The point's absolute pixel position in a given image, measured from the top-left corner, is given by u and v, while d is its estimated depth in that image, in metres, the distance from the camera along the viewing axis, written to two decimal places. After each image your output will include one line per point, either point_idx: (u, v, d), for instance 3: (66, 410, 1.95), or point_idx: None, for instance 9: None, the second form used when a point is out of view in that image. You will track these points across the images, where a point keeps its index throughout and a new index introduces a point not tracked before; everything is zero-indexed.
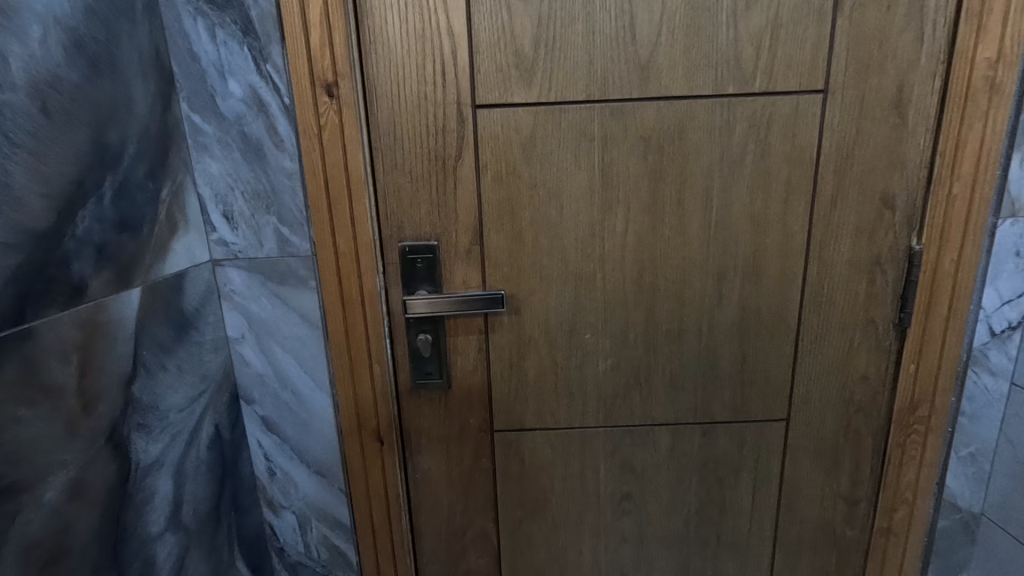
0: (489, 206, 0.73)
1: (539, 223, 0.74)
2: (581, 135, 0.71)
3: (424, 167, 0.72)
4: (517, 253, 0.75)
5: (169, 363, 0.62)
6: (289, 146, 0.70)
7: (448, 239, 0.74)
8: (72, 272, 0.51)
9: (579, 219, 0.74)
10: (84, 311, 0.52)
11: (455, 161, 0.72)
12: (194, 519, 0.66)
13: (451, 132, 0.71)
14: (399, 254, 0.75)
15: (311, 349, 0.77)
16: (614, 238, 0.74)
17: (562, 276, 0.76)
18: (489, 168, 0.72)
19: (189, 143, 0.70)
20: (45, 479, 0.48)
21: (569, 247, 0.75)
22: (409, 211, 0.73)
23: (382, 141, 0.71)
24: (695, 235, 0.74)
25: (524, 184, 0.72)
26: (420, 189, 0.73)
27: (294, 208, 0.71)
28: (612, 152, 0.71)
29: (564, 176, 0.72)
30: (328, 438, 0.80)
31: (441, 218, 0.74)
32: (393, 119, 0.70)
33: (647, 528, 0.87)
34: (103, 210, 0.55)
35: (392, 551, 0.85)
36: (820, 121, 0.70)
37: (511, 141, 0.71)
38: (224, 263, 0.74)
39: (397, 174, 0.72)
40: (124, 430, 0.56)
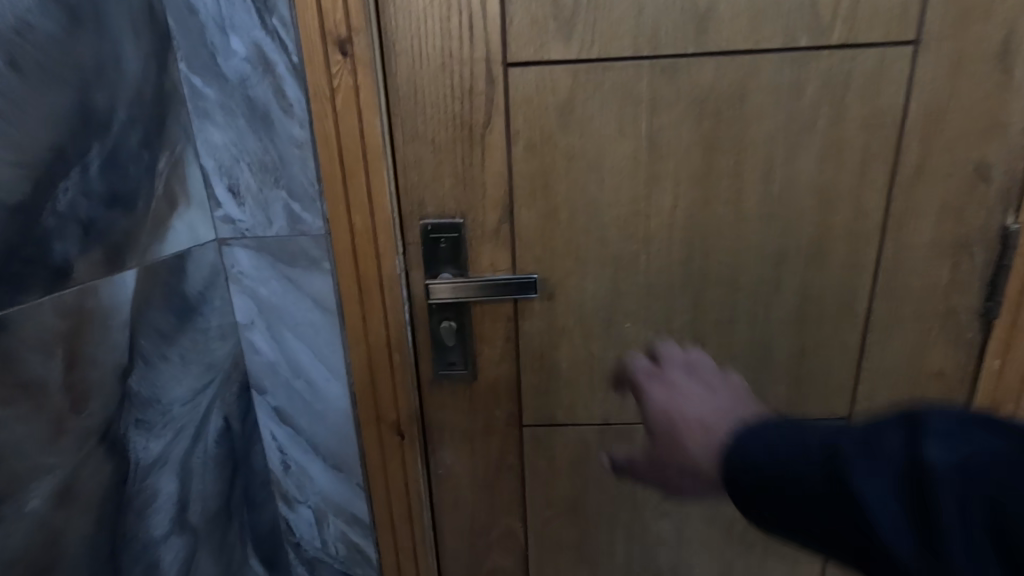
0: (521, 180, 0.65)
1: (576, 199, 0.66)
2: (627, 97, 0.62)
3: (448, 134, 0.64)
4: (551, 232, 0.67)
5: (170, 352, 0.57)
6: (298, 112, 0.63)
7: (474, 216, 0.67)
8: (53, 252, 0.45)
9: (622, 194, 0.65)
10: (70, 296, 0.46)
11: (482, 128, 0.63)
12: (202, 519, 0.62)
13: (478, 94, 0.62)
14: (421, 234, 0.67)
15: (326, 336, 0.71)
16: (661, 215, 0.66)
17: (601, 258, 0.68)
18: (521, 136, 0.64)
19: (189, 109, 0.63)
20: (28, 487, 0.43)
21: (610, 226, 0.67)
22: (431, 185, 0.66)
23: (401, 106, 0.63)
24: (755, 213, 0.65)
25: (560, 154, 0.64)
26: (443, 160, 0.65)
27: (305, 181, 0.65)
28: (662, 117, 0.62)
29: (606, 145, 0.64)
30: (344, 431, 0.75)
31: (467, 193, 0.66)
32: (413, 80, 0.62)
33: (687, 532, 0.80)
34: (89, 182, 0.48)
35: (413, 550, 0.80)
36: (909, 78, 0.60)
37: (546, 105, 0.63)
38: (230, 242, 0.68)
39: (419, 143, 0.64)
40: (119, 427, 0.51)
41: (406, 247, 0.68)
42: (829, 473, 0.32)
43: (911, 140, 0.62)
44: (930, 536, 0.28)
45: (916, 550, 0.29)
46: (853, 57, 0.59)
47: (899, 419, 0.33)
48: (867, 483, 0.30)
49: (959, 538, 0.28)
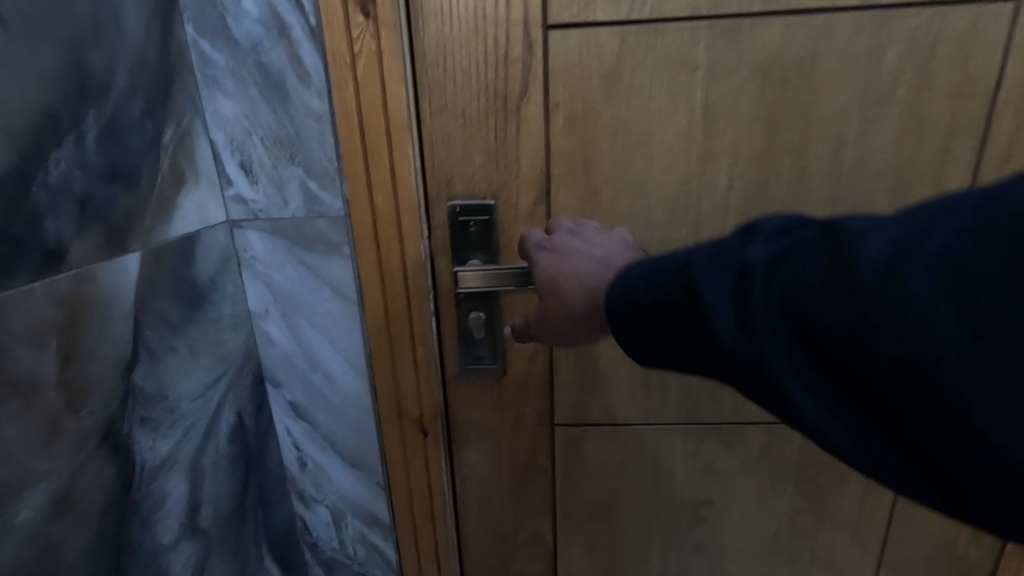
0: (560, 157, 0.59)
1: (620, 178, 0.59)
2: (681, 63, 0.55)
3: (481, 106, 0.58)
4: (591, 215, 0.61)
5: (179, 343, 0.52)
6: (316, 80, 0.57)
7: (507, 197, 0.61)
8: (45, 232, 0.40)
9: (671, 174, 0.59)
10: (64, 283, 0.41)
11: (519, 98, 0.57)
12: (214, 523, 0.57)
13: (514, 61, 0.56)
14: (449, 217, 0.61)
15: (345, 327, 0.65)
16: (715, 197, 0.59)
17: (646, 244, 0.61)
18: (561, 107, 0.57)
19: (198, 78, 0.58)
20: (18, 498, 0.39)
21: (657, 209, 0.60)
22: (461, 162, 0.60)
23: (428, 74, 0.57)
24: (819, 195, 0.59)
25: (603, 128, 0.58)
26: (475, 135, 0.59)
27: (323, 157, 0.59)
28: (719, 87, 0.56)
29: (656, 118, 0.57)
30: (364, 427, 0.70)
31: (500, 172, 0.60)
32: (442, 44, 0.56)
33: (728, 539, 0.75)
34: (85, 153, 0.43)
35: (435, 553, 0.75)
36: (1007, 41, 0.53)
37: (590, 73, 0.56)
38: (243, 224, 0.63)
39: (447, 115, 0.58)
40: (123, 427, 0.46)
41: (432, 231, 0.62)
42: (678, 285, 0.35)
43: (1002, 113, 0.55)
44: (743, 323, 0.32)
45: (738, 337, 0.32)
46: (942, 16, 0.52)
47: (739, 232, 0.36)
48: (704, 283, 0.34)
49: (767, 321, 0.31)
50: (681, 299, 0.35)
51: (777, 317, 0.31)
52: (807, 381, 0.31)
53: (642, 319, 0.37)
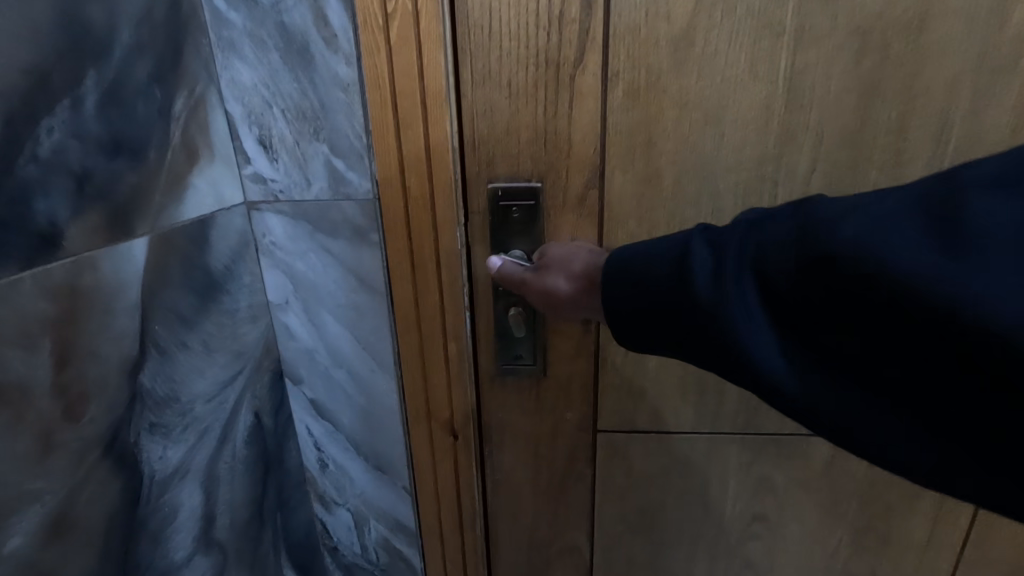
0: (618, 134, 0.52)
1: (686, 160, 0.52)
2: (765, 25, 0.48)
3: (530, 75, 0.51)
4: (651, 201, 0.54)
5: (192, 340, 0.46)
6: (344, 44, 0.50)
7: (555, 180, 0.54)
8: (38, 212, 0.34)
9: (744, 155, 0.52)
10: (60, 272, 0.36)
11: (573, 66, 0.50)
12: (230, 533, 0.53)
13: (570, 22, 0.49)
14: (489, 200, 0.55)
15: (371, 321, 0.60)
16: (793, 183, 0.52)
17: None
18: (621, 77, 0.50)
19: (212, 41, 0.52)
20: (7, 520, 0.33)
21: (725, 195, 0.53)
22: (504, 140, 0.53)
23: (472, 35, 0.50)
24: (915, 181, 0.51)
25: (669, 101, 0.51)
26: (521, 109, 0.52)
27: (350, 132, 0.52)
28: (808, 52, 0.48)
29: (733, 90, 0.50)
30: (390, 429, 0.65)
31: (548, 150, 0.53)
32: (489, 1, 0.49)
33: (781, 558, 0.69)
34: (83, 121, 0.37)
35: (464, 563, 0.70)
36: None
37: (658, 36, 0.49)
38: (260, 205, 0.57)
39: (492, 85, 0.51)
40: (129, 434, 0.41)
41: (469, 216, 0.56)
42: (665, 255, 0.36)
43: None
44: (717, 285, 0.33)
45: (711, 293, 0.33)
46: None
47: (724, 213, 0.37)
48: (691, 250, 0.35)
49: (738, 283, 0.32)
50: (663, 268, 0.36)
51: (746, 281, 0.32)
52: (772, 345, 0.32)
53: (623, 284, 0.38)
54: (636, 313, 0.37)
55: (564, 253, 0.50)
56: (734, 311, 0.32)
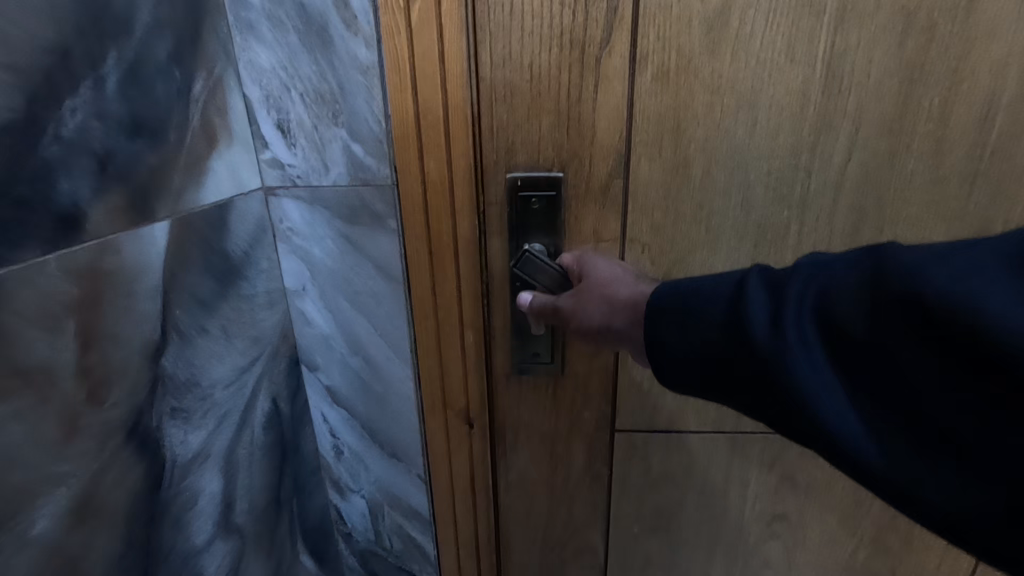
0: (646, 120, 0.51)
1: (718, 148, 0.51)
2: (803, 5, 0.47)
3: (553, 56, 0.49)
4: (678, 191, 0.53)
5: (211, 325, 0.46)
6: (364, 26, 0.49)
7: (577, 169, 0.53)
8: (59, 194, 0.34)
9: (778, 142, 0.51)
10: (83, 254, 0.35)
11: (599, 48, 0.49)
12: (249, 518, 0.53)
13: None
14: (510, 189, 0.53)
15: (388, 309, 0.59)
16: (828, 172, 0.51)
17: (740, 227, 0.53)
18: (650, 59, 0.49)
19: (232, 22, 0.51)
20: (34, 502, 0.33)
21: (756, 185, 0.52)
22: (525, 125, 0.52)
23: (492, 16, 0.49)
24: (954, 169, 0.51)
25: (701, 86, 0.49)
26: (543, 92, 0.51)
27: (369, 116, 0.52)
28: (849, 32, 0.47)
29: (768, 74, 0.49)
30: (406, 418, 0.65)
31: (572, 137, 0.52)
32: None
33: (799, 557, 0.68)
34: (105, 101, 0.37)
35: (477, 555, 0.71)
36: None
37: (691, 17, 0.48)
38: (278, 191, 0.57)
39: (513, 68, 0.50)
40: (152, 419, 0.41)
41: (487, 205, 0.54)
42: (716, 294, 0.36)
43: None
44: (776, 325, 0.32)
45: (773, 332, 0.32)
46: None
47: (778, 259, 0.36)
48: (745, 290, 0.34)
49: (801, 325, 0.32)
50: (717, 309, 0.35)
51: (808, 325, 0.32)
52: (833, 387, 0.31)
53: (670, 321, 0.37)
54: (682, 350, 0.36)
55: (603, 281, 0.47)
56: (796, 354, 0.31)
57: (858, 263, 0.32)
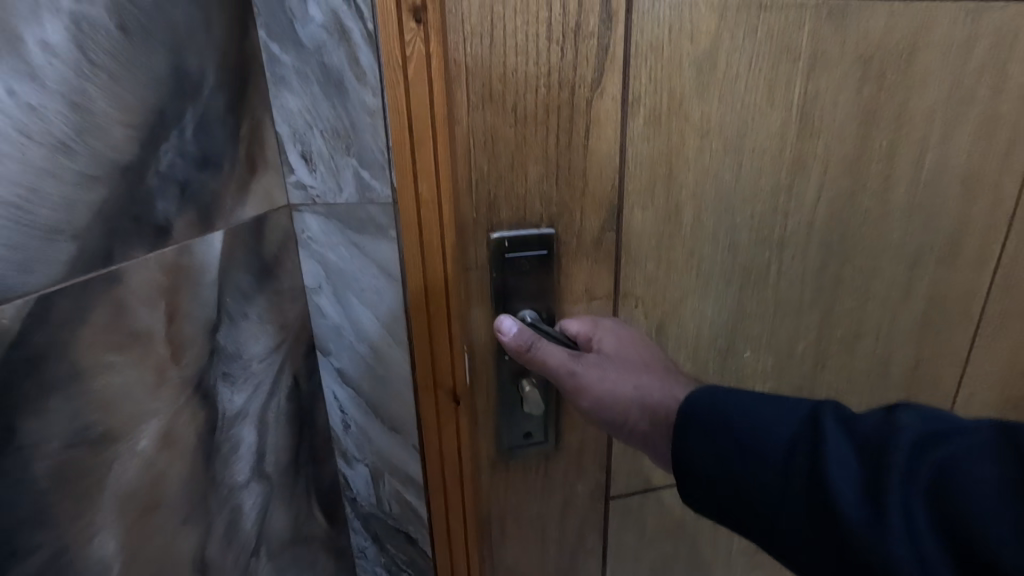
0: (637, 165, 0.54)
1: (705, 190, 0.56)
2: (782, 53, 0.53)
3: (540, 96, 0.49)
4: (670, 239, 0.58)
5: (251, 310, 0.60)
6: (371, 80, 0.63)
7: (567, 227, 0.55)
8: (157, 211, 0.46)
9: (760, 186, 0.58)
10: (170, 254, 0.48)
11: (590, 91, 0.50)
12: (275, 469, 0.66)
13: (590, 37, 0.49)
14: (488, 250, 0.54)
15: (389, 302, 0.72)
16: (802, 212, 0.60)
17: (728, 268, 0.61)
18: (642, 103, 0.52)
19: (267, 76, 0.65)
20: (139, 427, 0.45)
21: (743, 231, 0.59)
22: (506, 175, 0.52)
23: (473, 59, 0.47)
24: (897, 204, 0.63)
25: (691, 130, 0.54)
26: (529, 134, 0.50)
27: (375, 148, 0.65)
28: (817, 80, 0.55)
29: (750, 121, 0.55)
30: (404, 396, 0.77)
31: (562, 190, 0.54)
32: (490, 20, 0.47)
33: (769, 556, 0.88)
34: (185, 144, 0.50)
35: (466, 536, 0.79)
36: None
37: (677, 57, 0.51)
38: (301, 208, 0.71)
39: (493, 109, 0.49)
40: (209, 380, 0.54)
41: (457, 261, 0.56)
42: (785, 435, 0.37)
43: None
44: (871, 500, 0.31)
45: (864, 507, 0.31)
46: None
47: (880, 411, 0.36)
48: (823, 433, 0.35)
49: (902, 509, 0.30)
50: (778, 450, 0.37)
51: (915, 505, 0.30)
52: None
53: (711, 433, 0.41)
54: (750, 489, 0.38)
55: (600, 362, 0.53)
56: (890, 537, 0.30)
57: (985, 446, 0.30)
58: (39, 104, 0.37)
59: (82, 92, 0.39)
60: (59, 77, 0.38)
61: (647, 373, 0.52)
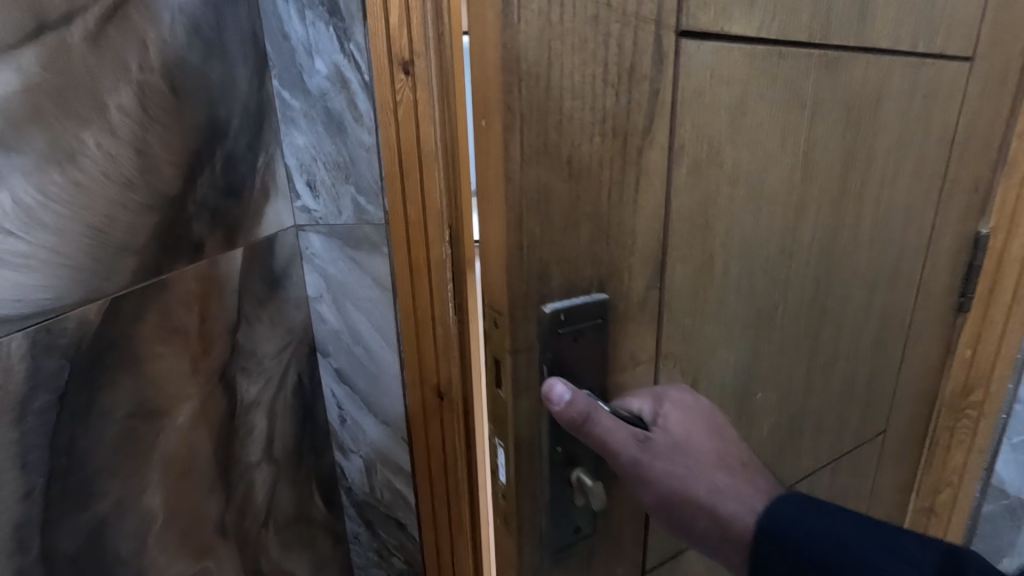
0: (682, 220, 0.36)
1: (733, 238, 0.40)
2: (792, 101, 0.39)
3: (597, 146, 0.31)
4: (704, 295, 0.40)
5: (264, 315, 0.71)
6: (367, 121, 0.74)
7: (619, 282, 0.35)
8: (193, 231, 0.58)
9: (772, 228, 0.43)
10: (203, 267, 0.59)
11: (644, 136, 0.32)
12: (283, 453, 0.76)
13: (645, 80, 0.31)
14: (542, 327, 0.33)
15: (381, 309, 0.83)
16: (801, 252, 0.46)
17: (742, 312, 0.44)
18: (687, 149, 0.35)
19: (279, 118, 0.78)
20: (177, 406, 0.55)
21: (759, 271, 0.43)
22: (561, 239, 0.32)
23: (528, 107, 0.28)
24: (903, 276, 0.59)
25: (725, 179, 0.38)
26: (580, 195, 0.32)
27: (370, 177, 0.77)
28: (817, 128, 0.42)
29: (767, 170, 0.40)
30: (394, 392, 0.88)
31: (613, 252, 0.34)
32: (548, 57, 0.28)
33: None
34: (216, 177, 0.61)
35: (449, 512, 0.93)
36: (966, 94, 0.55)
37: (720, 102, 0.35)
38: (306, 228, 0.82)
39: (549, 162, 0.30)
40: (232, 372, 0.64)
41: (491, 326, 0.34)
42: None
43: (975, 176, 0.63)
44: None
45: None
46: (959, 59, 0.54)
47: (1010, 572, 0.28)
48: None
49: None
50: None
51: None
52: None
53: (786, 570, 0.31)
54: None
55: (670, 447, 0.34)
56: None
57: None
58: (114, 152, 0.48)
59: (144, 141, 0.51)
60: (128, 129, 0.49)
61: (724, 472, 0.34)
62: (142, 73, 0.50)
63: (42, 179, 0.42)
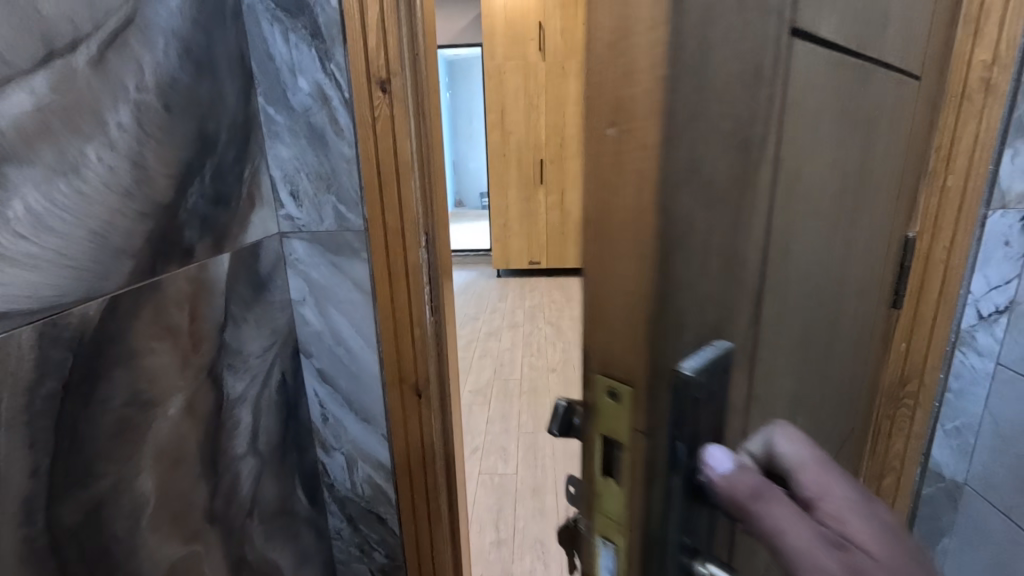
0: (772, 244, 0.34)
1: (796, 257, 0.39)
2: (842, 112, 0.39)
3: (727, 163, 0.28)
4: (775, 322, 0.38)
5: (249, 316, 0.76)
6: (348, 135, 0.80)
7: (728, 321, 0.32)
8: (185, 237, 0.62)
9: (820, 242, 0.42)
10: (194, 270, 0.64)
11: (761, 149, 0.30)
12: (265, 447, 0.80)
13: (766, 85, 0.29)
14: (677, 392, 0.28)
15: (362, 311, 0.88)
16: (832, 264, 0.46)
17: (795, 332, 0.42)
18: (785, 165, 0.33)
19: (264, 132, 0.81)
20: (168, 398, 0.59)
21: (809, 287, 0.42)
22: (696, 277, 0.28)
23: (686, 109, 0.24)
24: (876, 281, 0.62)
25: (801, 193, 0.36)
26: (711, 223, 0.28)
27: (351, 187, 0.82)
28: (854, 140, 0.43)
29: (824, 184, 0.39)
30: (375, 390, 0.93)
31: (728, 286, 0.31)
32: (704, 50, 0.24)
33: None
34: (206, 187, 0.66)
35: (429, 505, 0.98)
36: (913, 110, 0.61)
37: (806, 110, 0.34)
38: (289, 235, 0.86)
39: (694, 182, 0.26)
40: (219, 368, 0.69)
41: (606, 405, 0.29)
42: None
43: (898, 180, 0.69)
44: None
45: None
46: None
47: None
48: None
49: None
50: None
51: None
52: None
53: None
54: None
55: (838, 511, 0.32)
56: None
57: None
58: (113, 164, 0.53)
59: (140, 155, 0.56)
60: (126, 144, 0.54)
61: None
62: (139, 93, 0.55)
63: (50, 189, 0.46)
